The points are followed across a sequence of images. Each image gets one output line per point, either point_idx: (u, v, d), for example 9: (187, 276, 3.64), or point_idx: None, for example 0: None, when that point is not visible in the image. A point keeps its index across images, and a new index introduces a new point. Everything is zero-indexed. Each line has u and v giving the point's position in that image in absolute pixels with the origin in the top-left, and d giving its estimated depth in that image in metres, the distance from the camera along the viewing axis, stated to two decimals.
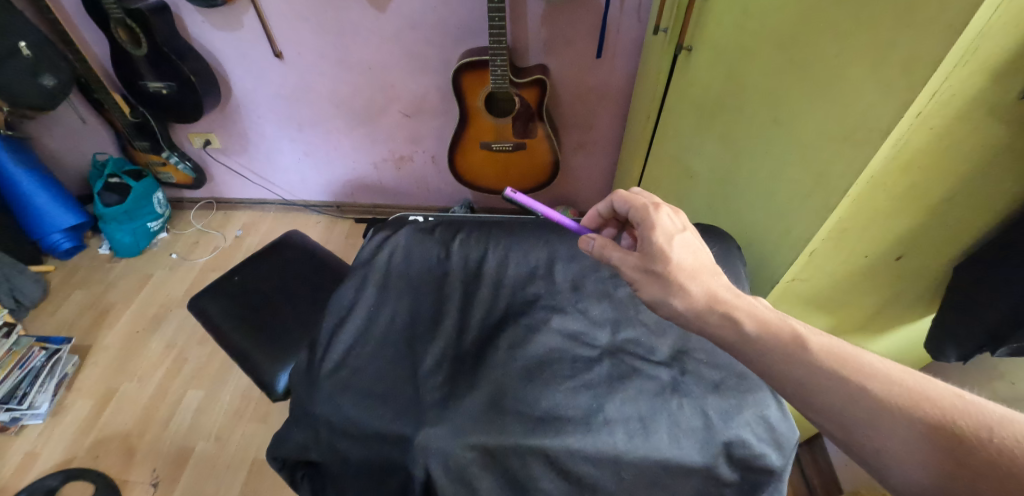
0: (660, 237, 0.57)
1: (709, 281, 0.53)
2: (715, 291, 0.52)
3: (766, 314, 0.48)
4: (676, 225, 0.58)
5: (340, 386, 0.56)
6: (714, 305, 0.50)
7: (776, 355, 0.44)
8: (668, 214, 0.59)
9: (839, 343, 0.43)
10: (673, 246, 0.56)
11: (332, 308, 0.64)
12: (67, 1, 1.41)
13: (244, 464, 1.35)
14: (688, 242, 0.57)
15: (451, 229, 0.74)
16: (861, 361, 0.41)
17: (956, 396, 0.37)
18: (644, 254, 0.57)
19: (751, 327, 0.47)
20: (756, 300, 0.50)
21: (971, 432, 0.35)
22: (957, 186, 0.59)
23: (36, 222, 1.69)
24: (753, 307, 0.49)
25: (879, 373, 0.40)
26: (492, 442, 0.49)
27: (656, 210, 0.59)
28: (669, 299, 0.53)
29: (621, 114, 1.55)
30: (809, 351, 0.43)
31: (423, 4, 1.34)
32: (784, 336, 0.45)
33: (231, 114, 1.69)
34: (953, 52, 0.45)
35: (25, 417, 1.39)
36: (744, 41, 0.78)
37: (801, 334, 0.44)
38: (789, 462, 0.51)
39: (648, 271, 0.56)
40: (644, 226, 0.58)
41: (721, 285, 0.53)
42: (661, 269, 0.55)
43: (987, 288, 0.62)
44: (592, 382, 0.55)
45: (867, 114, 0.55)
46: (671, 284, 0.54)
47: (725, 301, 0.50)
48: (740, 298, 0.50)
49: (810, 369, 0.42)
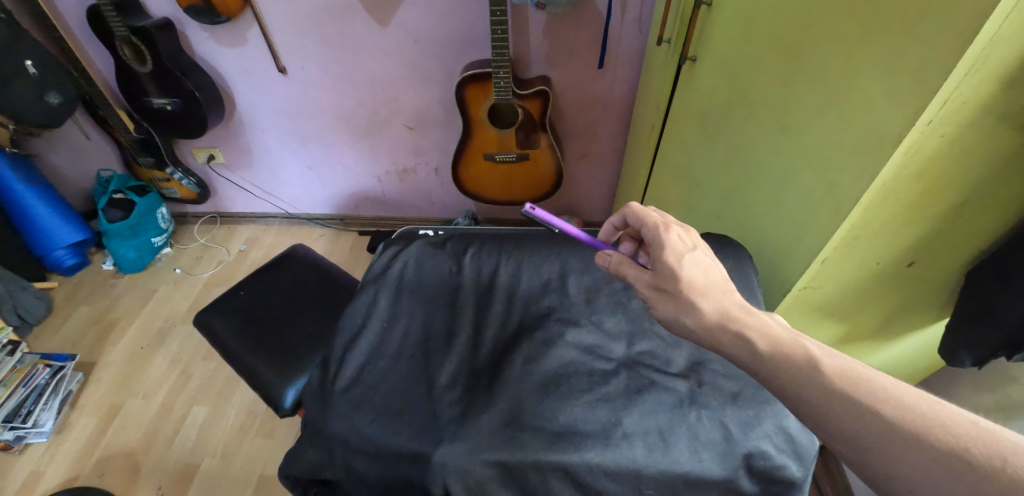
0: (671, 256, 0.56)
1: (721, 299, 0.53)
2: (727, 308, 0.51)
3: (779, 333, 0.47)
4: (687, 244, 0.58)
5: (356, 403, 0.55)
6: (726, 323, 0.50)
7: (788, 375, 0.44)
8: (679, 234, 0.59)
9: (854, 364, 0.42)
10: (684, 265, 0.56)
11: (344, 324, 0.64)
12: (74, 20, 1.43)
13: (251, 481, 1.33)
14: (699, 261, 0.57)
15: (463, 243, 0.73)
16: (875, 384, 0.40)
17: (971, 423, 0.36)
18: (656, 273, 0.57)
19: (763, 349, 0.46)
20: (769, 317, 0.50)
21: (984, 460, 0.34)
22: (968, 192, 0.58)
23: (41, 238, 1.69)
24: (765, 325, 0.48)
25: (892, 398, 0.39)
26: (510, 459, 0.49)
27: (666, 230, 0.59)
28: (682, 318, 0.53)
29: (623, 124, 1.56)
30: (823, 372, 0.42)
31: (426, 17, 1.35)
32: (796, 357, 0.44)
33: (235, 129, 1.70)
34: (961, 63, 0.45)
35: (30, 435, 1.38)
36: (750, 52, 0.79)
37: (814, 355, 0.43)
38: (809, 473, 0.50)
39: (661, 290, 0.56)
40: (655, 245, 0.59)
41: (734, 302, 0.52)
42: (673, 288, 0.55)
43: (1001, 294, 0.62)
44: (609, 396, 0.54)
45: (876, 125, 0.55)
46: (684, 302, 0.54)
47: (735, 318, 0.50)
48: (752, 316, 0.50)
49: (823, 391, 0.41)
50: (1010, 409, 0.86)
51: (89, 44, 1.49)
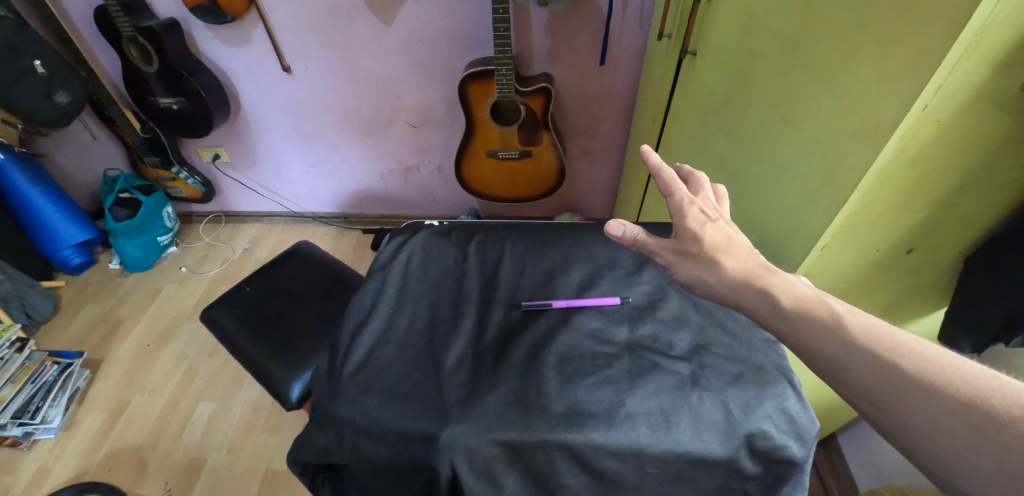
0: (693, 223, 0.55)
1: (745, 259, 0.51)
2: (751, 268, 0.50)
3: (804, 291, 0.46)
4: (709, 214, 0.56)
5: (364, 387, 0.57)
6: (750, 281, 0.49)
7: (809, 333, 0.43)
8: (701, 205, 0.57)
9: (876, 322, 0.42)
10: (706, 230, 0.54)
11: (352, 312, 0.65)
12: (82, 21, 1.45)
13: (257, 475, 1.35)
14: (722, 229, 0.55)
15: (467, 232, 0.74)
16: (896, 340, 0.40)
17: (990, 376, 0.36)
18: (678, 237, 0.56)
19: (787, 305, 0.46)
20: (795, 277, 0.49)
21: (1002, 410, 0.34)
22: (965, 177, 0.59)
23: (48, 237, 1.71)
24: (791, 285, 0.47)
25: (912, 352, 0.39)
26: (516, 438, 0.50)
27: (689, 202, 0.57)
28: (706, 277, 0.52)
29: (625, 120, 1.57)
30: (846, 328, 0.42)
31: (429, 15, 1.37)
32: (819, 314, 0.44)
33: (240, 128, 1.72)
34: (956, 47, 0.46)
35: (38, 431, 1.40)
36: (750, 44, 0.80)
37: (837, 312, 0.43)
38: (810, 453, 0.51)
39: (682, 253, 0.55)
40: (676, 213, 0.56)
41: (758, 263, 0.51)
42: (696, 250, 0.54)
43: (1000, 279, 0.63)
44: (612, 378, 0.55)
45: (873, 112, 0.56)
46: (708, 262, 0.52)
47: (759, 277, 0.49)
48: (776, 275, 0.49)
49: (843, 346, 0.41)
50: None
51: (96, 44, 1.51)
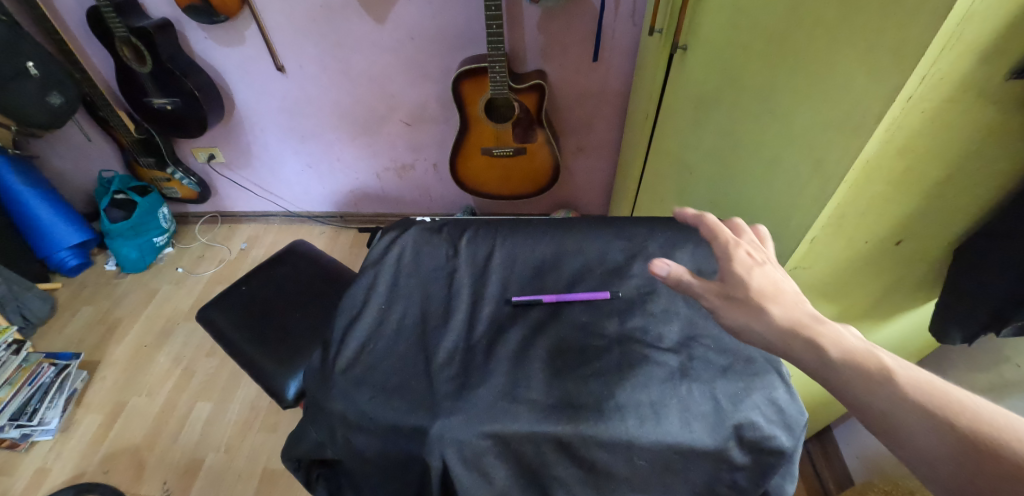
0: (740, 267, 0.51)
1: (793, 306, 0.47)
2: (798, 316, 0.45)
3: (853, 341, 0.42)
4: (756, 258, 0.52)
5: (356, 382, 0.57)
6: (797, 330, 0.44)
7: (858, 386, 0.39)
8: (747, 248, 0.54)
9: (932, 377, 0.38)
10: (754, 274, 0.50)
11: (343, 308, 0.65)
12: (75, 22, 1.45)
13: (255, 473, 1.35)
14: (770, 274, 0.50)
15: (459, 228, 0.74)
16: (953, 399, 0.36)
17: None
18: (723, 280, 0.51)
19: (835, 357, 0.41)
20: (843, 326, 0.44)
21: None
22: (952, 168, 0.60)
23: (43, 239, 1.71)
24: (839, 333, 0.42)
25: (972, 414, 0.35)
26: (506, 431, 0.50)
27: (735, 246, 0.53)
28: (751, 324, 0.47)
29: (618, 116, 1.57)
30: (899, 385, 0.37)
31: (422, 13, 1.37)
32: (869, 366, 0.39)
33: (235, 128, 1.72)
34: (938, 38, 0.46)
35: (36, 433, 1.40)
36: (739, 38, 0.80)
37: (888, 367, 0.39)
38: (798, 442, 0.52)
39: (728, 298, 0.49)
40: (721, 257, 0.52)
41: (807, 310, 0.46)
42: (744, 296, 0.49)
43: (989, 269, 0.63)
44: (602, 370, 0.56)
45: (859, 104, 0.56)
46: (753, 308, 0.48)
47: (806, 325, 0.44)
48: (824, 323, 0.44)
49: (897, 404, 0.37)
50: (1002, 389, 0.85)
51: (89, 45, 1.50)
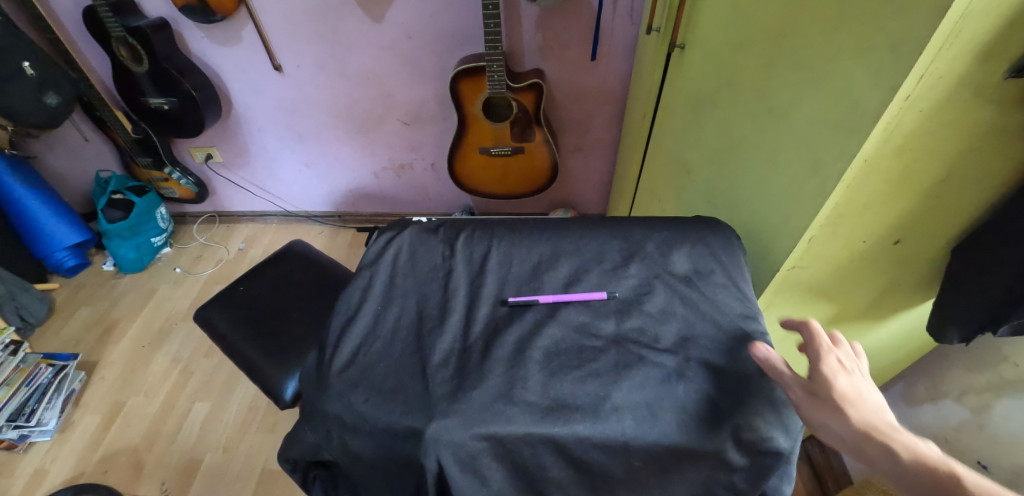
0: (826, 369, 0.51)
1: (871, 414, 0.47)
2: (873, 422, 0.46)
3: (928, 453, 0.43)
4: (847, 365, 0.52)
5: (351, 383, 0.56)
6: (872, 434, 0.45)
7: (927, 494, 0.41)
8: (841, 354, 0.53)
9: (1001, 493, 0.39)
10: (840, 378, 0.50)
11: (339, 309, 0.65)
12: (71, 22, 1.44)
13: (254, 473, 1.35)
14: (857, 384, 0.50)
15: (455, 228, 0.74)
16: None
17: None
18: (810, 378, 0.51)
19: (906, 461, 0.43)
20: (920, 439, 0.45)
21: None
22: (950, 167, 0.59)
23: (41, 240, 1.70)
24: (912, 442, 0.44)
25: None
26: (501, 432, 0.50)
27: (828, 349, 0.53)
28: (830, 423, 0.48)
29: (617, 114, 1.56)
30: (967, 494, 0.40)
31: (419, 12, 1.36)
32: (939, 474, 0.42)
33: (232, 128, 1.72)
34: (936, 37, 0.46)
35: (34, 434, 1.39)
36: (736, 37, 0.80)
37: (958, 474, 0.41)
38: (795, 443, 0.52)
39: (812, 394, 0.50)
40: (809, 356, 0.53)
41: (885, 420, 0.47)
42: (827, 394, 0.49)
43: (988, 267, 0.63)
44: (598, 371, 0.55)
45: (858, 102, 0.56)
46: (834, 407, 0.48)
47: (880, 431, 0.45)
48: (898, 432, 0.45)
49: None
50: (1001, 387, 0.84)
51: (86, 45, 1.50)
